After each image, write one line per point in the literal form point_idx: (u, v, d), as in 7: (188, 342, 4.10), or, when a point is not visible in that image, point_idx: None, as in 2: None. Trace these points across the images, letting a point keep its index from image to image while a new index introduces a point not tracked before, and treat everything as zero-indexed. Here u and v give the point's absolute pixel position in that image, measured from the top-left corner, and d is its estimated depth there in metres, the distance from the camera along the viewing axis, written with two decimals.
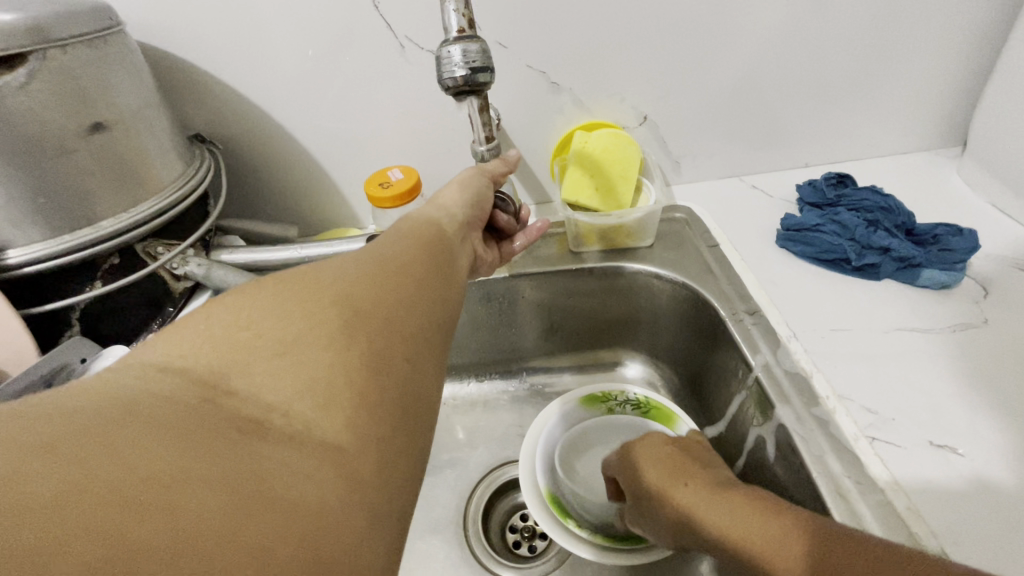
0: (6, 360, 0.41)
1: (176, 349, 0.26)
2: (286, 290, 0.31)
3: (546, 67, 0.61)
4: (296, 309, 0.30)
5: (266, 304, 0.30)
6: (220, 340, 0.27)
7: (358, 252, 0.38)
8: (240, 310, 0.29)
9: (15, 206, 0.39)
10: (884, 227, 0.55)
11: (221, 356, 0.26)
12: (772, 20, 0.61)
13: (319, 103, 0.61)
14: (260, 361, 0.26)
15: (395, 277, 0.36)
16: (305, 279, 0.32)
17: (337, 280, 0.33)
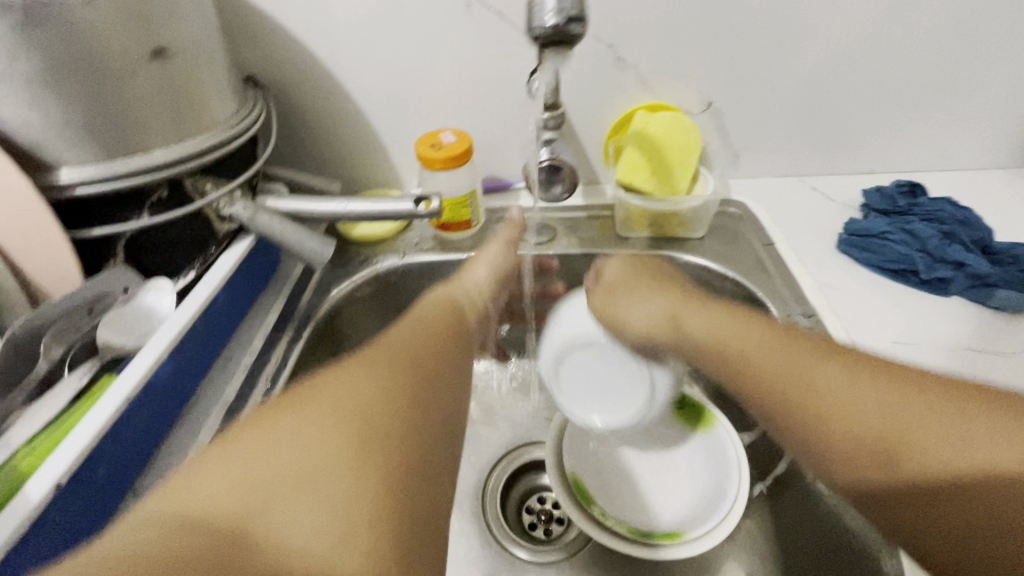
0: (50, 281, 0.41)
1: (186, 492, 0.25)
2: (299, 409, 0.29)
3: (614, 40, 0.59)
4: (312, 429, 0.28)
5: (278, 428, 0.28)
6: (232, 478, 0.25)
7: (369, 348, 0.36)
8: (249, 442, 0.27)
9: (71, 123, 0.38)
10: (961, 241, 0.51)
11: (236, 497, 0.25)
12: (859, 11, 0.57)
13: (376, 56, 0.59)
14: (274, 496, 0.25)
15: (403, 380, 0.33)
16: (310, 399, 0.30)
17: (338, 393, 0.31)
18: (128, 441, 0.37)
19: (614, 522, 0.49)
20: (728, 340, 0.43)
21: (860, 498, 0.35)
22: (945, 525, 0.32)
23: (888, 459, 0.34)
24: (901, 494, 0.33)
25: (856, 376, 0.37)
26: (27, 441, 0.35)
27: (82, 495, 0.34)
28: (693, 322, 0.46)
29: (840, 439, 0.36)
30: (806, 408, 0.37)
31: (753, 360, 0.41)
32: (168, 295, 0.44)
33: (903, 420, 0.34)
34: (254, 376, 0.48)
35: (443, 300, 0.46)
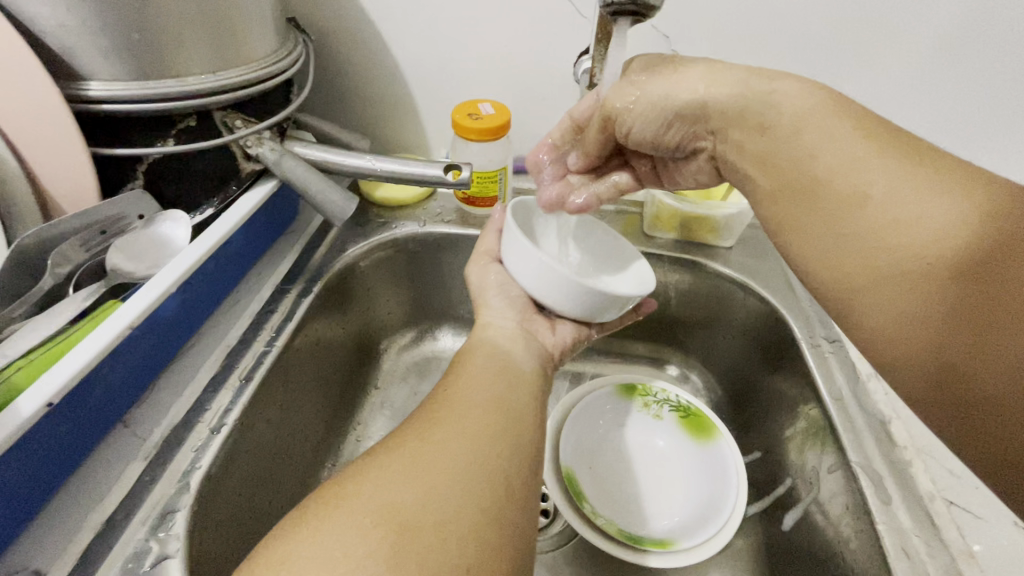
0: (63, 196, 0.39)
1: (327, 495, 0.27)
2: (416, 436, 0.30)
3: (671, 32, 0.57)
4: (424, 447, 0.29)
5: (395, 451, 0.29)
6: (356, 481, 0.27)
7: (472, 379, 0.36)
8: (370, 463, 0.28)
9: (106, 36, 0.36)
10: None
11: (357, 487, 0.27)
12: (933, 35, 0.54)
13: (424, 14, 0.56)
14: (386, 488, 0.26)
15: (461, 454, 0.29)
16: (420, 429, 0.31)
17: (385, 475, 0.27)
18: (124, 370, 0.36)
19: (605, 519, 0.48)
20: (798, 124, 0.35)
21: (856, 308, 0.33)
22: (928, 347, 0.30)
23: (910, 275, 0.30)
24: (899, 309, 0.31)
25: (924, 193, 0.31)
26: (23, 355, 0.34)
27: (71, 418, 0.32)
28: (771, 87, 0.36)
29: (871, 247, 0.32)
30: (846, 217, 0.33)
31: (810, 147, 0.34)
32: (183, 228, 0.43)
33: (955, 237, 0.29)
34: (259, 324, 0.47)
35: (496, 355, 0.39)
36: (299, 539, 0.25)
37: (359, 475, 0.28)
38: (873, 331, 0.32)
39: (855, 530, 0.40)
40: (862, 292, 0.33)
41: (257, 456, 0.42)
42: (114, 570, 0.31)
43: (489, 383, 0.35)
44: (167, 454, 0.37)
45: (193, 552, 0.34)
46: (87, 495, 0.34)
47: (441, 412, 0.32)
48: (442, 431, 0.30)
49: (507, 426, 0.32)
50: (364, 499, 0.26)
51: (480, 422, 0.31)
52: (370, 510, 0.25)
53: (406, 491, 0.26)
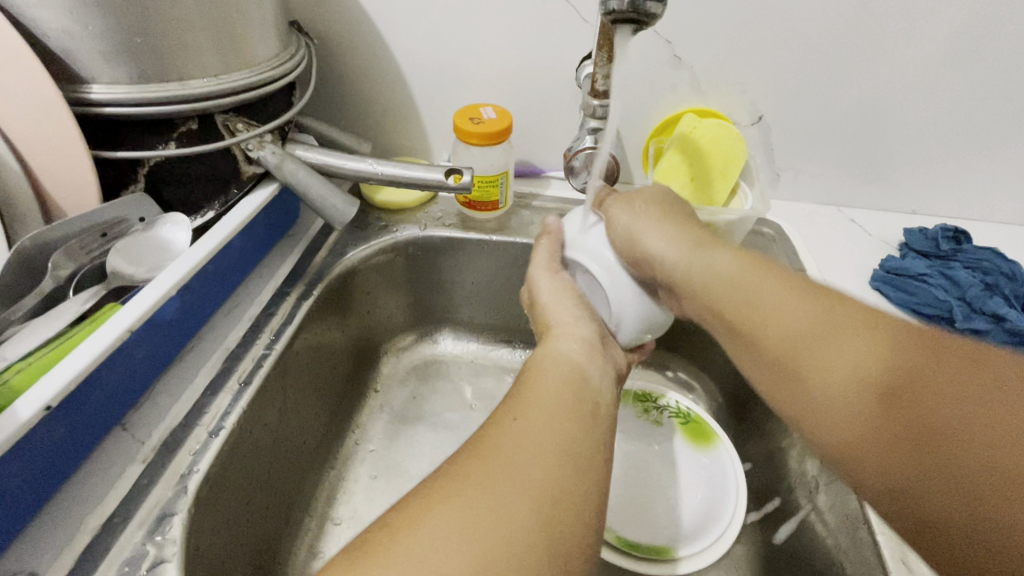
0: (64, 199, 0.40)
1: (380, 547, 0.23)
2: (479, 479, 0.26)
3: (674, 37, 0.57)
4: (490, 497, 0.25)
5: (453, 500, 0.25)
6: (410, 535, 0.24)
7: (541, 399, 0.31)
8: (427, 509, 0.25)
9: (108, 40, 0.36)
10: (1003, 294, 0.51)
11: (411, 543, 0.23)
12: (936, 42, 0.54)
13: (426, 19, 0.57)
14: (438, 551, 0.23)
15: (526, 500, 0.25)
16: (484, 469, 0.27)
17: (442, 521, 0.24)
18: (123, 373, 0.36)
19: (604, 527, 0.47)
20: (726, 283, 0.37)
21: (783, 383, 0.33)
22: (853, 426, 0.30)
23: (831, 355, 0.31)
24: (823, 377, 0.31)
25: (850, 307, 0.32)
26: (22, 357, 0.34)
27: (69, 421, 0.32)
28: (704, 258, 0.38)
29: (798, 336, 0.33)
30: (766, 325, 0.34)
31: (743, 289, 0.36)
32: (184, 231, 0.43)
33: (850, 352, 0.31)
34: (259, 326, 0.47)
35: (562, 363, 0.35)
36: None
37: (410, 528, 0.24)
38: (797, 402, 0.33)
39: (853, 540, 0.40)
40: (799, 360, 0.33)
41: (255, 460, 0.42)
42: (111, 573, 0.31)
43: (555, 400, 0.31)
44: (165, 457, 0.37)
45: (190, 555, 0.34)
46: (84, 499, 0.34)
47: (503, 441, 0.28)
48: (505, 468, 0.27)
49: (579, 464, 0.28)
50: (417, 554, 0.23)
51: (549, 456, 0.28)
52: (424, 572, 0.22)
53: (462, 550, 0.23)
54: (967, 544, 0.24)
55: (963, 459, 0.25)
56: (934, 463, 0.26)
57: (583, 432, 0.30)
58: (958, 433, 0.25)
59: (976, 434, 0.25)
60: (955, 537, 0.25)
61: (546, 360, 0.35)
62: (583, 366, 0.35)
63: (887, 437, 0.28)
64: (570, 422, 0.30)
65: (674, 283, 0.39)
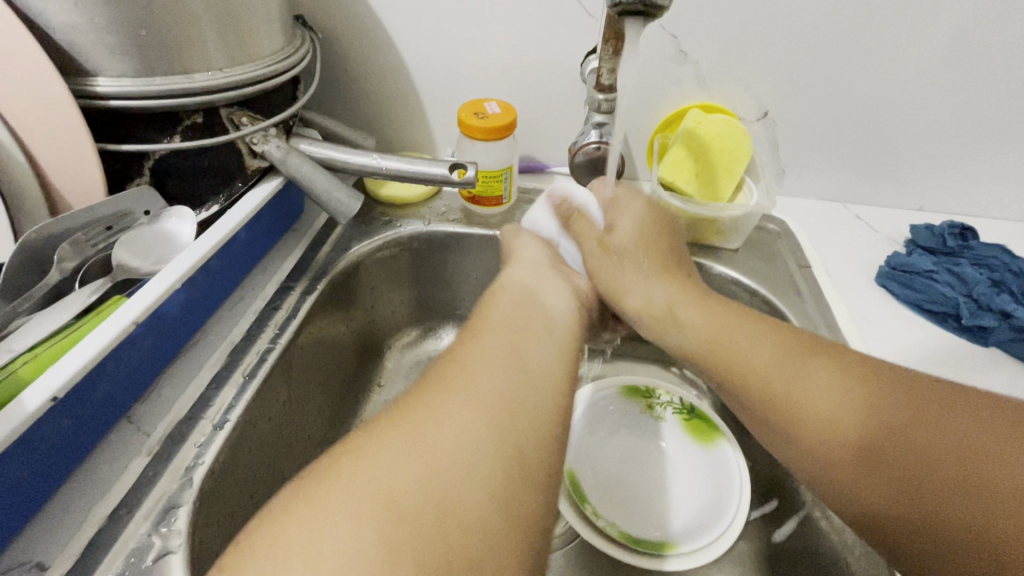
0: (69, 192, 0.40)
1: (350, 454, 0.25)
2: (443, 394, 0.28)
3: (679, 31, 0.56)
4: (449, 410, 0.27)
5: (416, 414, 0.27)
6: (375, 439, 0.25)
7: (499, 326, 0.33)
8: (391, 422, 0.26)
9: (114, 32, 0.36)
10: (1011, 292, 0.50)
11: (377, 445, 0.25)
12: (945, 37, 0.53)
13: (430, 13, 0.56)
14: (401, 447, 0.25)
15: (466, 425, 0.26)
16: (447, 385, 0.28)
17: (389, 447, 0.25)
18: (129, 365, 0.36)
19: (606, 520, 0.48)
20: (712, 331, 0.41)
21: (779, 428, 0.37)
22: (844, 471, 0.34)
23: (821, 403, 0.35)
24: (813, 423, 0.35)
25: (822, 356, 0.37)
26: (29, 349, 0.34)
27: (75, 413, 0.33)
28: (681, 310, 0.42)
29: (772, 373, 0.38)
30: (744, 358, 0.39)
31: (725, 343, 0.40)
32: (189, 224, 0.43)
33: (831, 390, 0.35)
34: (263, 321, 0.47)
35: (523, 300, 0.36)
36: (298, 512, 0.22)
37: (376, 436, 0.25)
38: (789, 446, 0.36)
39: (857, 537, 0.40)
40: (777, 397, 0.37)
41: (260, 453, 0.43)
42: (117, 564, 0.32)
43: (506, 334, 0.32)
44: (170, 449, 0.37)
45: (195, 547, 0.34)
46: (90, 490, 0.34)
47: (450, 377, 0.29)
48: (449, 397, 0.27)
49: (524, 395, 0.29)
50: (362, 478, 0.23)
51: (494, 386, 0.28)
52: (367, 492, 0.23)
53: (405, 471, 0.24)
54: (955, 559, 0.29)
55: (942, 496, 0.30)
56: (921, 501, 0.31)
57: (530, 364, 0.31)
58: (943, 472, 0.30)
59: (959, 478, 0.30)
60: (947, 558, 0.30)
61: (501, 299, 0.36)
62: (543, 303, 0.37)
63: (877, 478, 0.32)
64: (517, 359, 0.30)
65: (662, 338, 0.43)
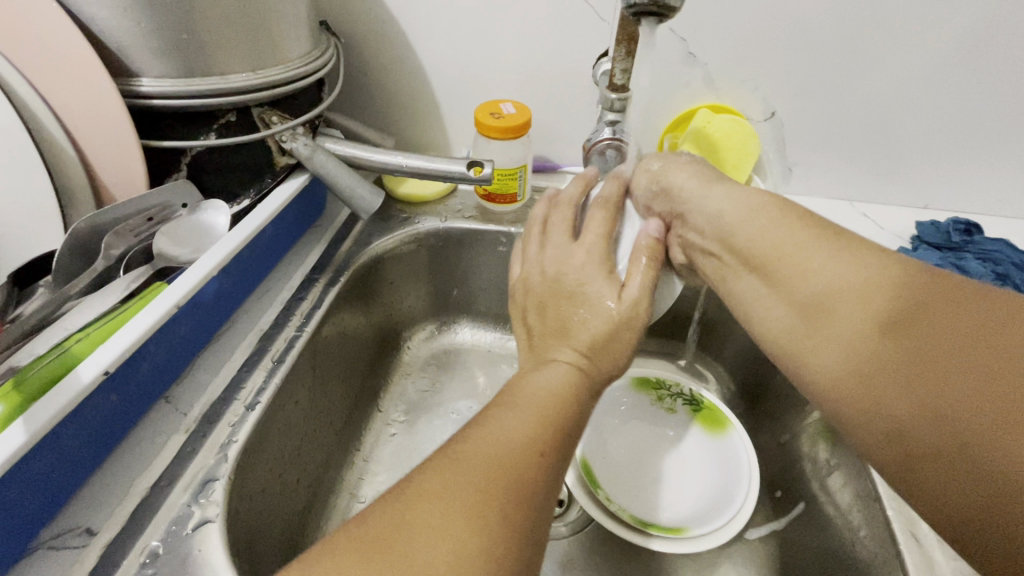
0: (114, 185, 0.43)
1: (415, 517, 0.25)
2: (480, 458, 0.28)
3: (689, 35, 0.58)
4: (496, 475, 0.27)
5: (464, 471, 0.27)
6: (429, 505, 0.26)
7: (535, 390, 0.33)
8: (446, 483, 0.27)
9: (158, 36, 0.39)
10: (1014, 284, 0.51)
11: (415, 502, 0.26)
12: (948, 37, 0.55)
13: (449, 18, 0.59)
14: (438, 508, 0.25)
15: (500, 500, 0.26)
16: (482, 441, 0.29)
17: (447, 474, 0.27)
18: (169, 347, 0.38)
19: (620, 506, 0.49)
20: (748, 220, 0.40)
21: (803, 320, 0.36)
22: (863, 358, 0.32)
23: (852, 295, 0.33)
24: (846, 312, 0.33)
25: (865, 249, 0.34)
26: (79, 329, 0.36)
27: (121, 390, 0.35)
28: (716, 194, 0.42)
29: (803, 268, 0.36)
30: (787, 265, 0.37)
31: (752, 230, 0.39)
32: (224, 216, 0.46)
33: (861, 295, 0.33)
34: (289, 310, 0.49)
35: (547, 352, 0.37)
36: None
37: (423, 498, 0.26)
38: (809, 340, 0.35)
39: (865, 520, 0.41)
40: (817, 302, 0.35)
41: (288, 436, 0.45)
42: (160, 531, 0.34)
43: (531, 399, 0.33)
44: (206, 427, 0.39)
45: (230, 518, 0.36)
46: (133, 464, 0.37)
47: (481, 439, 0.29)
48: (496, 468, 0.27)
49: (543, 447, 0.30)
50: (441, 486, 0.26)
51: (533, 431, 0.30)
52: (447, 500, 0.26)
53: (469, 489, 0.26)
54: (973, 492, 0.25)
55: (949, 397, 0.27)
56: (938, 400, 0.27)
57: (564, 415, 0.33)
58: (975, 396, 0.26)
59: (968, 380, 0.27)
60: (985, 479, 0.25)
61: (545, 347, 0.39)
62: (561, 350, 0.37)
63: (894, 373, 0.30)
64: (545, 414, 0.32)
65: (687, 213, 0.43)
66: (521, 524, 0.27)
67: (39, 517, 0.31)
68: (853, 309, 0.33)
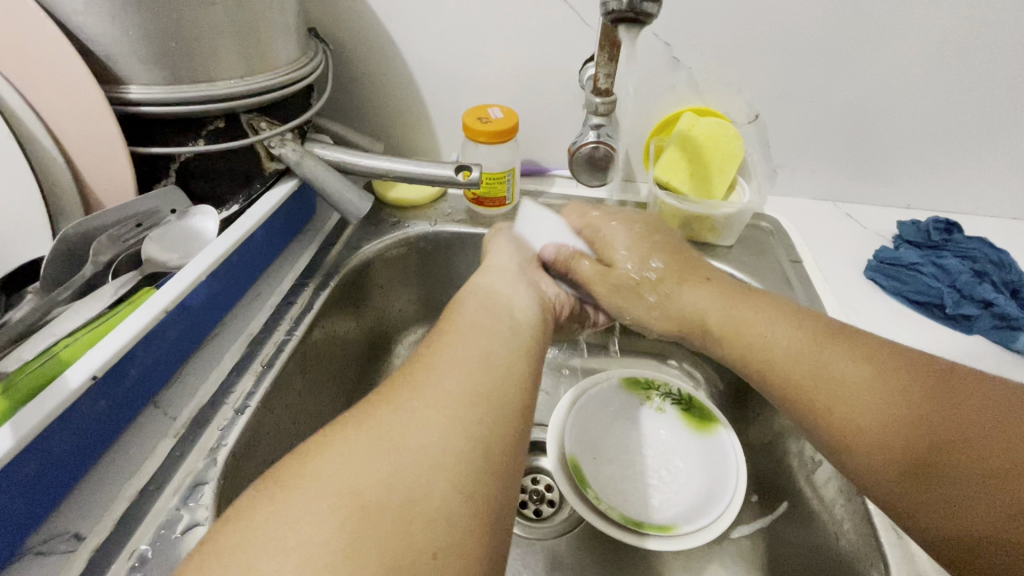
0: (102, 191, 0.43)
1: (340, 450, 0.25)
2: (414, 399, 0.28)
3: (672, 39, 0.59)
4: (426, 412, 0.28)
5: (398, 408, 0.28)
6: (353, 437, 0.26)
7: (479, 337, 0.34)
8: (374, 416, 0.27)
9: (146, 43, 0.39)
10: (992, 281, 0.53)
11: (346, 434, 0.26)
12: (923, 42, 0.56)
13: (435, 26, 0.60)
14: (364, 437, 0.26)
15: (429, 425, 0.27)
16: (420, 380, 0.30)
17: (361, 432, 0.26)
18: (159, 352, 0.39)
19: (607, 504, 0.49)
20: (722, 307, 0.44)
21: (802, 412, 0.38)
22: (874, 445, 0.34)
23: (846, 386, 0.36)
24: (843, 402, 0.36)
25: (835, 340, 0.39)
26: (67, 335, 0.36)
27: (110, 394, 0.35)
28: (682, 284, 0.46)
29: (786, 362, 0.39)
30: (772, 355, 0.40)
31: (734, 323, 0.43)
32: (212, 222, 0.46)
33: (853, 383, 0.36)
34: (279, 315, 0.49)
35: (488, 312, 0.37)
36: (264, 502, 0.23)
37: (345, 431, 0.27)
38: (815, 429, 0.37)
39: (848, 513, 0.42)
40: (809, 391, 0.38)
41: (278, 439, 0.45)
42: (149, 535, 0.34)
43: (472, 344, 0.33)
44: (195, 431, 0.39)
45: (220, 521, 0.36)
46: (122, 468, 0.37)
47: (418, 376, 0.30)
48: (425, 402, 0.28)
49: (481, 386, 0.30)
50: (326, 474, 0.24)
51: (472, 370, 0.31)
52: (340, 488, 0.24)
53: (379, 461, 0.25)
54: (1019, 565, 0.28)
55: (974, 493, 0.30)
56: (961, 487, 0.30)
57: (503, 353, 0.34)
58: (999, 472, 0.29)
59: (996, 469, 0.30)
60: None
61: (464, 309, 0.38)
62: (505, 317, 0.37)
63: (910, 460, 0.32)
64: (479, 360, 0.32)
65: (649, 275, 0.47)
66: (446, 474, 0.25)
67: (27, 522, 0.31)
68: (849, 400, 0.35)
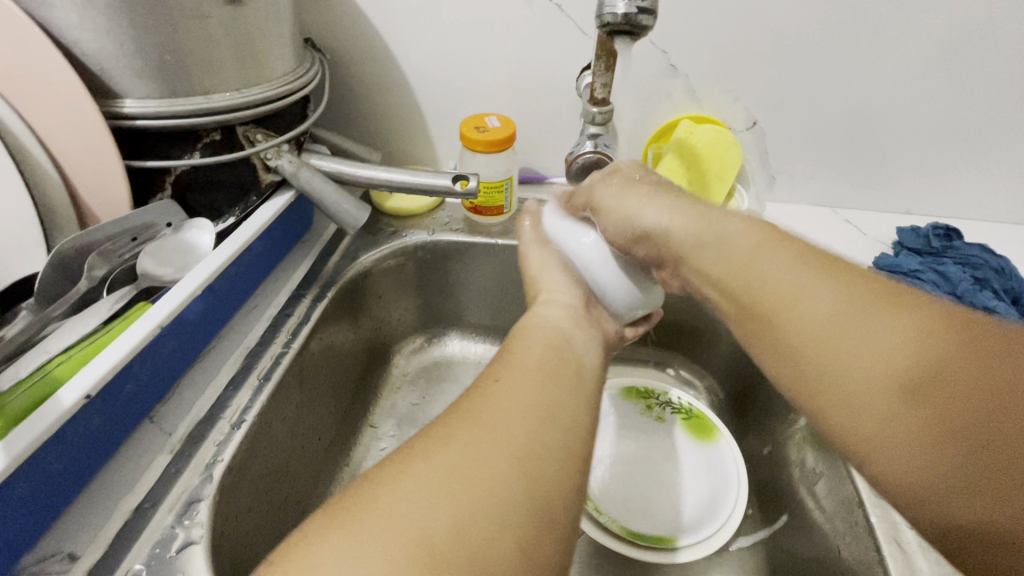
0: (98, 206, 0.43)
1: (411, 483, 0.25)
2: (482, 431, 0.28)
3: (669, 47, 0.59)
4: (496, 448, 0.27)
5: (467, 440, 0.27)
6: (422, 469, 0.26)
7: (546, 366, 0.33)
8: (445, 446, 0.27)
9: (141, 58, 0.39)
10: (992, 288, 0.52)
11: (413, 465, 0.26)
12: (921, 49, 0.56)
13: (432, 35, 0.60)
14: (434, 468, 0.26)
15: (501, 464, 0.26)
16: (486, 408, 0.29)
17: (432, 465, 0.26)
18: (154, 367, 0.38)
19: (608, 516, 0.49)
20: (731, 254, 0.35)
21: (811, 380, 0.30)
22: (902, 427, 0.26)
23: (874, 353, 0.27)
24: (862, 370, 0.28)
25: (867, 289, 0.30)
26: (62, 352, 0.36)
27: (104, 411, 0.35)
28: (715, 224, 0.37)
29: (797, 314, 0.31)
30: (785, 310, 0.32)
31: (746, 269, 0.34)
32: (208, 235, 0.46)
33: (882, 345, 0.27)
34: (276, 327, 0.49)
35: (553, 334, 0.37)
36: (335, 534, 0.23)
37: (415, 460, 0.26)
38: (829, 400, 0.29)
39: (849, 525, 0.41)
40: (827, 354, 0.29)
41: (276, 453, 0.45)
42: (143, 554, 0.33)
43: (535, 371, 0.32)
44: (191, 447, 0.39)
45: (215, 539, 0.36)
46: (117, 486, 0.36)
47: (487, 403, 0.30)
48: (494, 436, 0.27)
49: (550, 426, 0.29)
50: (395, 513, 0.24)
51: (540, 403, 0.30)
52: (403, 531, 0.23)
53: (448, 502, 0.24)
54: None
55: None
56: None
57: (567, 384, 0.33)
58: None
59: None
60: None
61: (532, 335, 0.37)
62: (569, 340, 0.37)
63: (966, 453, 0.24)
64: (546, 394, 0.31)
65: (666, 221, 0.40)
66: (519, 521, 0.25)
67: (22, 543, 0.30)
68: (873, 367, 0.27)
